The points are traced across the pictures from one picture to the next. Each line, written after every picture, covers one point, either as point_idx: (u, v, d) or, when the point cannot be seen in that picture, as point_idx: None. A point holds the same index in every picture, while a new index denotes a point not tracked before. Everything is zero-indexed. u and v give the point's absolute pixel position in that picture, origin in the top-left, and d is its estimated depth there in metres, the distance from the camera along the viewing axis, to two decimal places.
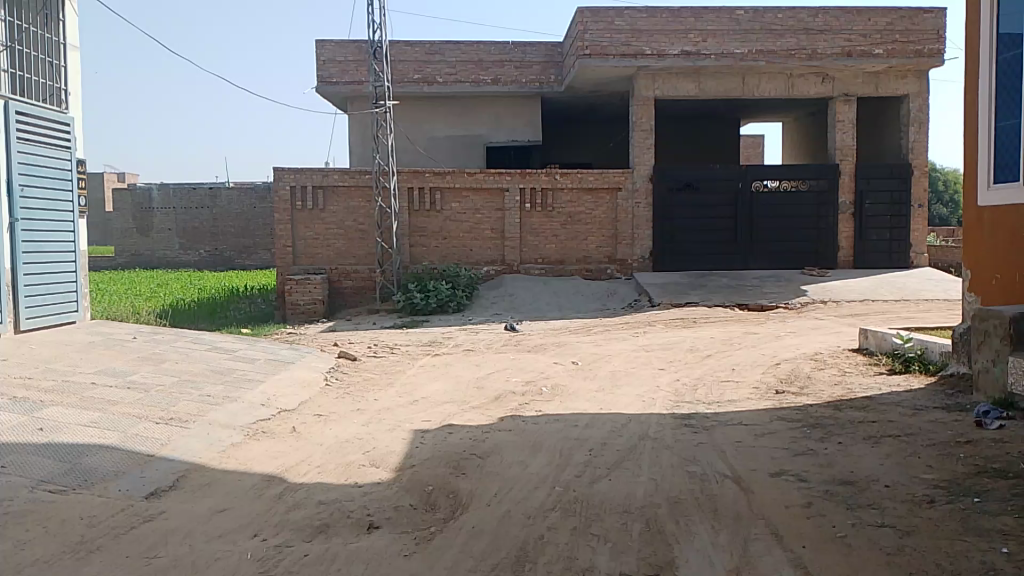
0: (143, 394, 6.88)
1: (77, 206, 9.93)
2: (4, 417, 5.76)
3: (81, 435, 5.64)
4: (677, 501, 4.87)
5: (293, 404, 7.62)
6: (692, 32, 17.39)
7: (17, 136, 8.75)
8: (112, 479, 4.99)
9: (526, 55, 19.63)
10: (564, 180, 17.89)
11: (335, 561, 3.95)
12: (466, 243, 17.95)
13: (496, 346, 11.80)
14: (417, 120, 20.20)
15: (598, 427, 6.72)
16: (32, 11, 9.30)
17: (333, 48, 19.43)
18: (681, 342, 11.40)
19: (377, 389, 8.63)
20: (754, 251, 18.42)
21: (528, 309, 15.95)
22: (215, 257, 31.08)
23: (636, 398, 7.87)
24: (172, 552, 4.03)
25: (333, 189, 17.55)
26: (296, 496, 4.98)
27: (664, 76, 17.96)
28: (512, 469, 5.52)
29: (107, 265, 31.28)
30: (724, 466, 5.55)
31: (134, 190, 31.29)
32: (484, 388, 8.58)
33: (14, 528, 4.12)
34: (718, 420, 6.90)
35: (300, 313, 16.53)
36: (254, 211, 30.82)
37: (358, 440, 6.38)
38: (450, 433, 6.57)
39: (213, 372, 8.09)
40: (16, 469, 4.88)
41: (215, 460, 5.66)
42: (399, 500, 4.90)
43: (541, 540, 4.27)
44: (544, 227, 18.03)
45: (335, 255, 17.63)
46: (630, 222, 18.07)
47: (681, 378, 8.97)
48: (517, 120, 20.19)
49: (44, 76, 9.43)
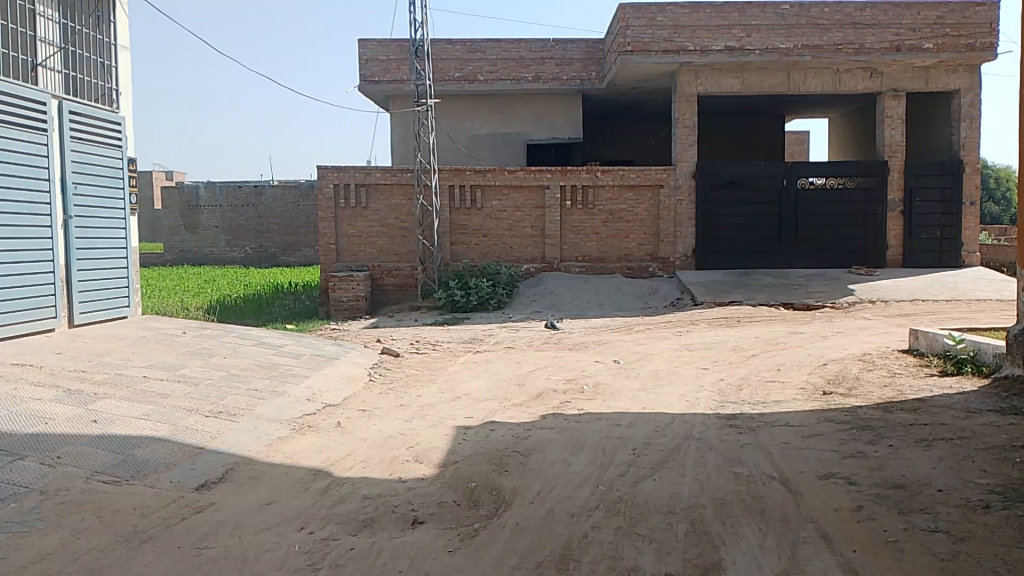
0: (193, 388, 7.02)
1: (129, 204, 10.17)
2: (60, 409, 5.91)
3: (134, 427, 5.77)
4: (723, 502, 4.80)
5: (338, 398, 7.72)
6: (736, 27, 17.15)
7: (70, 135, 8.97)
8: (164, 471, 5.09)
9: (567, 52, 19.59)
10: (605, 178, 17.81)
11: (379, 556, 3.97)
12: (506, 241, 17.95)
13: (537, 343, 11.80)
14: (458, 118, 20.25)
15: (641, 425, 6.67)
16: (86, 12, 9.51)
17: (375, 47, 19.61)
18: (725, 342, 11.27)
19: (420, 385, 8.68)
20: (799, 249, 18.10)
21: (568, 307, 15.91)
22: (260, 254, 31.62)
23: (679, 398, 7.80)
24: (222, 543, 4.09)
25: (375, 187, 17.70)
26: (341, 490, 5.03)
27: (706, 71, 17.70)
28: (554, 467, 5.50)
29: (157, 261, 31.94)
30: (770, 467, 5.47)
31: (182, 189, 31.89)
32: (526, 386, 8.57)
33: (71, 516, 4.23)
34: (764, 421, 6.80)
35: (342, 309, 16.73)
36: (298, 208, 31.28)
37: (402, 435, 6.43)
38: (493, 429, 6.58)
39: (260, 367, 8.22)
40: (71, 460, 5.00)
41: (263, 453, 5.75)
42: (442, 496, 4.92)
43: (585, 539, 4.25)
44: (585, 224, 17.96)
45: (377, 252, 17.78)
46: (672, 219, 17.90)
47: (725, 377, 8.86)
48: (559, 117, 20.15)
49: (95, 76, 9.64)
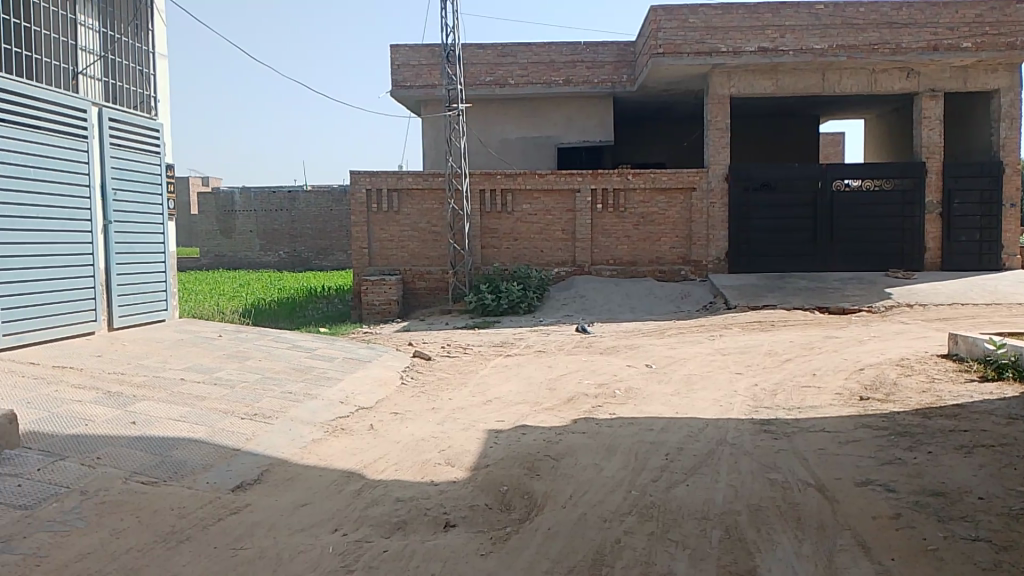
0: (229, 390, 7.13)
1: (167, 209, 10.35)
2: (100, 410, 6.03)
3: (172, 429, 5.87)
4: (758, 508, 4.75)
5: (370, 401, 7.77)
6: (769, 28, 17.00)
7: (110, 142, 9.16)
8: (200, 472, 5.17)
9: (597, 55, 19.56)
10: (636, 180, 17.72)
11: (412, 559, 3.98)
12: (537, 244, 17.94)
13: (568, 347, 11.78)
14: (489, 121, 20.30)
15: (674, 430, 6.62)
16: (125, 21, 9.71)
17: (407, 52, 19.76)
18: (759, 346, 11.15)
19: (452, 388, 8.70)
20: (834, 252, 17.85)
21: (599, 310, 15.85)
22: (294, 258, 32.00)
23: (712, 403, 7.73)
24: (257, 544, 4.14)
25: (407, 192, 17.81)
26: (375, 492, 5.07)
27: (739, 73, 17.55)
28: (586, 471, 5.48)
29: (194, 265, 32.46)
30: (806, 473, 5.40)
31: (218, 194, 32.38)
32: (557, 390, 8.55)
33: (110, 516, 4.31)
34: (799, 426, 6.72)
35: (374, 313, 16.85)
36: (331, 213, 31.60)
37: (434, 438, 6.45)
38: (525, 433, 6.58)
39: (294, 369, 8.31)
40: (110, 461, 5.10)
41: (297, 455, 5.81)
42: (474, 499, 4.92)
43: (617, 544, 4.22)
44: (617, 227, 17.88)
45: (409, 255, 17.88)
46: (704, 222, 17.75)
47: (759, 382, 8.76)
48: (590, 120, 20.11)
49: (135, 84, 9.84)
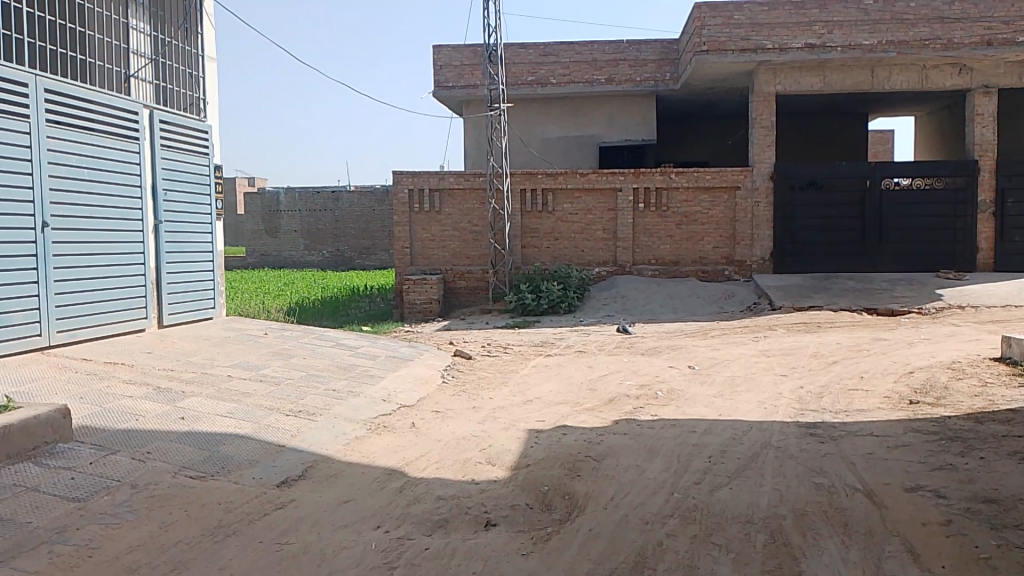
0: (275, 387, 7.24)
1: (215, 210, 10.56)
2: (150, 406, 6.17)
3: (219, 425, 5.98)
4: (803, 513, 4.66)
5: (412, 399, 7.82)
6: (816, 24, 16.69)
7: (161, 144, 9.37)
8: (247, 468, 5.26)
9: (640, 53, 19.43)
10: (680, 179, 17.56)
11: (453, 557, 3.99)
12: (578, 244, 17.88)
13: (609, 347, 11.72)
14: (531, 121, 20.29)
15: (718, 433, 6.54)
16: (175, 25, 9.92)
17: (449, 53, 19.87)
18: (805, 348, 10.96)
19: (492, 387, 8.72)
20: (882, 253, 17.45)
21: (640, 311, 15.75)
22: (337, 257, 32.39)
23: (756, 405, 7.61)
24: (302, 539, 4.20)
25: (449, 192, 17.91)
26: (416, 490, 5.09)
27: (785, 70, 17.28)
28: (628, 473, 5.45)
29: (240, 264, 33.06)
30: (854, 478, 5.28)
31: (264, 195, 32.92)
32: (598, 390, 8.51)
33: (159, 510, 4.40)
34: (847, 430, 6.58)
35: (416, 312, 16.98)
36: (373, 213, 31.94)
37: (475, 437, 6.47)
38: (565, 433, 6.56)
39: (338, 367, 8.41)
40: (159, 455, 5.22)
41: (341, 452, 5.87)
42: (515, 499, 4.92)
43: (659, 546, 4.18)
44: (659, 227, 17.74)
45: (450, 255, 17.97)
46: (749, 221, 17.50)
47: (804, 385, 8.59)
48: (632, 119, 19.98)
49: (184, 86, 10.05)
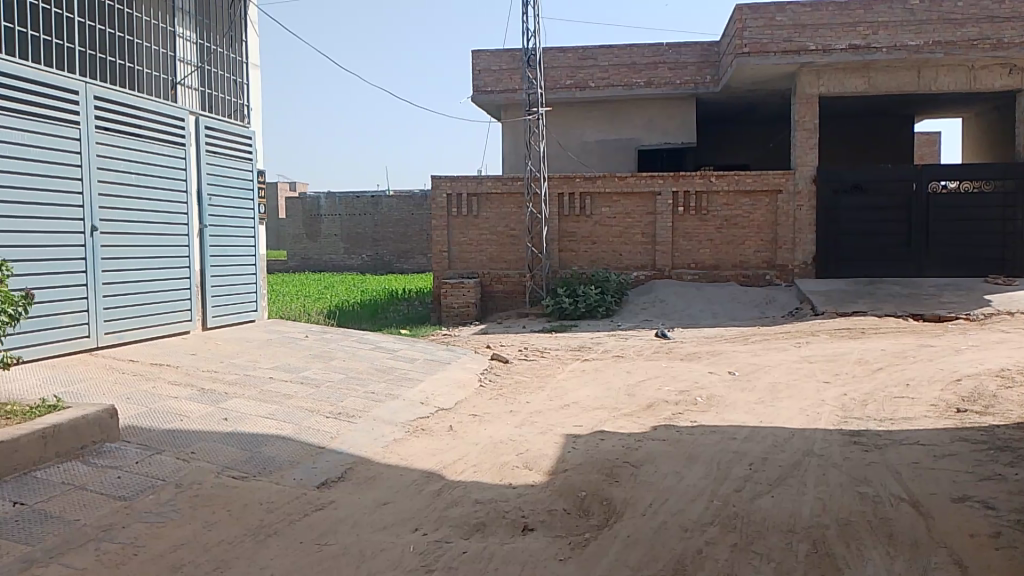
0: (315, 389, 7.32)
1: (258, 214, 10.72)
2: (195, 406, 6.29)
3: (260, 426, 6.07)
4: (847, 523, 4.57)
5: (449, 403, 7.84)
6: (861, 25, 16.41)
7: (206, 150, 9.55)
8: (287, 469, 5.33)
9: (680, 56, 19.27)
10: (720, 183, 17.37)
11: (491, 561, 4.00)
12: (616, 247, 17.79)
13: (647, 353, 11.62)
14: (569, 124, 20.26)
15: (758, 440, 6.45)
16: (220, 33, 10.08)
17: (488, 57, 19.96)
18: (849, 354, 10.75)
19: (530, 392, 8.71)
20: (929, 257, 17.05)
21: (679, 316, 15.60)
22: (376, 261, 32.67)
23: (798, 413, 7.48)
24: (341, 540, 4.24)
25: (487, 196, 17.97)
26: (454, 493, 5.11)
27: (829, 72, 16.98)
28: (667, 479, 5.40)
29: (282, 268, 33.51)
30: (899, 488, 5.16)
31: (305, 199, 33.33)
32: (636, 396, 8.45)
33: (203, 509, 4.48)
34: (893, 438, 6.44)
35: (453, 315, 17.06)
36: (412, 218, 32.20)
37: (512, 441, 6.47)
38: (603, 439, 6.52)
39: (377, 370, 8.48)
40: (202, 455, 5.31)
41: (379, 455, 5.92)
42: (552, 504, 4.90)
43: (699, 555, 4.13)
44: (699, 231, 17.57)
45: (487, 259, 18.01)
46: (791, 225, 17.23)
47: (848, 392, 8.43)
48: (671, 122, 19.85)
49: (228, 93, 10.23)
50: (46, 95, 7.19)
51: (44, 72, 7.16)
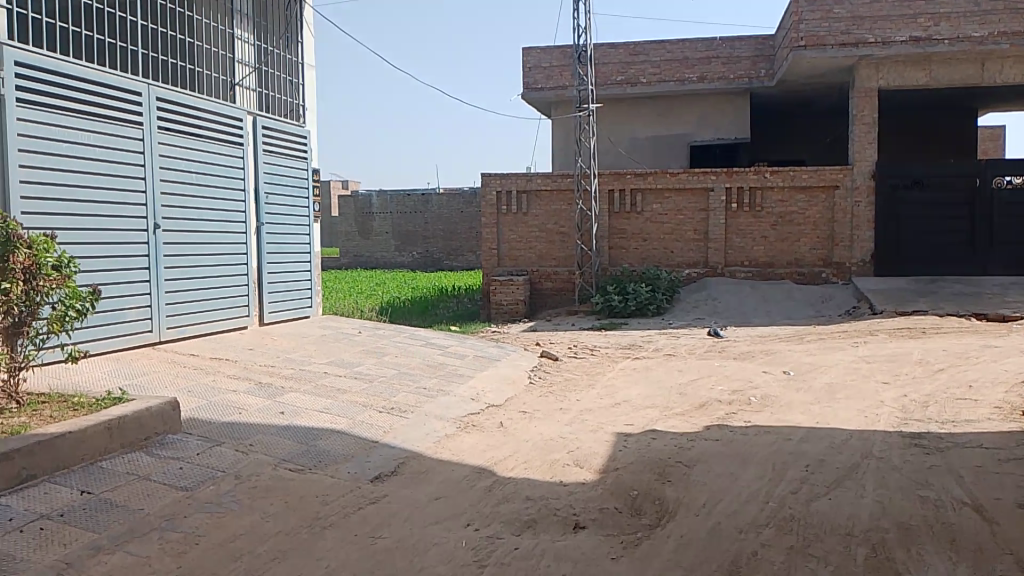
0: (368, 385, 7.43)
1: (313, 212, 10.90)
2: (253, 400, 6.44)
3: (316, 420, 6.19)
4: (907, 527, 4.45)
5: (500, 399, 7.87)
6: (922, 16, 15.90)
7: (263, 149, 9.76)
8: (343, 462, 5.42)
9: (734, 50, 18.97)
10: (774, 179, 17.06)
11: (543, 558, 4.00)
12: (667, 244, 17.61)
13: (699, 351, 11.47)
14: (619, 121, 20.13)
15: (815, 441, 6.32)
16: (277, 34, 10.27)
17: (539, 54, 19.94)
18: (908, 354, 10.46)
19: (580, 389, 8.69)
20: (993, 256, 16.54)
21: (732, 314, 15.38)
22: (427, 258, 32.93)
23: (857, 414, 7.31)
24: (395, 534, 4.29)
25: (536, 193, 17.97)
26: (505, 489, 5.13)
27: (889, 64, 16.56)
28: (720, 479, 5.33)
29: (334, 265, 34.03)
30: (962, 492, 5.01)
31: (357, 197, 33.77)
32: (688, 394, 8.36)
33: (261, 500, 4.59)
34: (955, 441, 6.25)
35: (503, 312, 17.11)
36: (462, 215, 32.38)
37: (563, 439, 6.47)
38: (655, 438, 6.47)
39: (428, 366, 8.57)
40: (261, 448, 5.44)
41: (431, 450, 5.97)
42: (604, 502, 4.89)
43: (754, 556, 4.08)
44: (752, 228, 17.28)
45: (536, 256, 18.00)
46: (849, 222, 16.82)
47: (908, 393, 8.20)
48: (724, 117, 19.56)
49: (286, 94, 10.44)
50: (110, 97, 7.43)
51: (110, 74, 7.41)
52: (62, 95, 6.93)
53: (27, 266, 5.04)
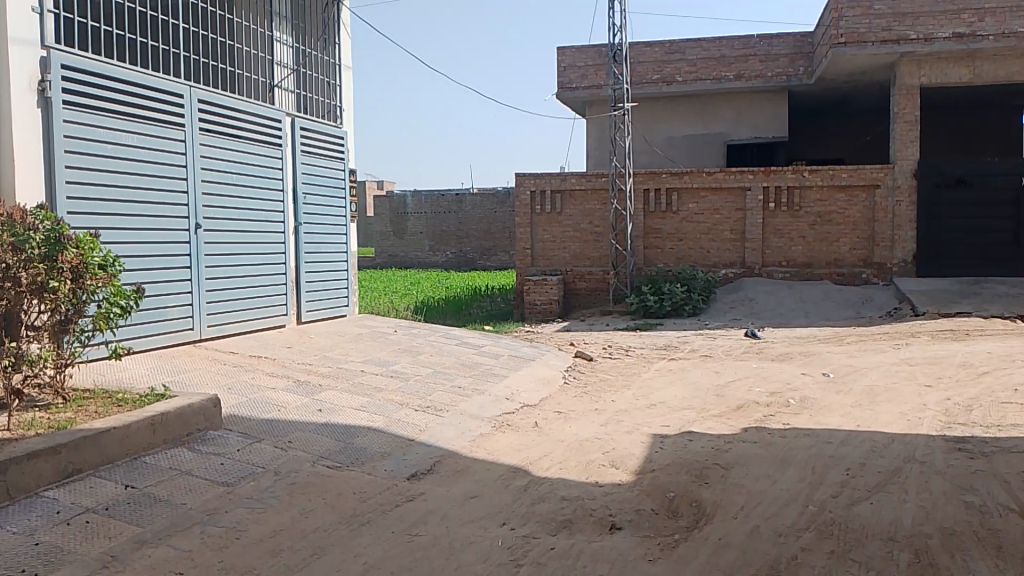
0: (404, 383, 7.47)
1: (349, 212, 11.00)
2: (291, 397, 6.51)
3: (353, 418, 6.24)
4: (952, 533, 4.35)
5: (535, 399, 7.87)
6: (966, 12, 15.58)
7: (301, 149, 9.87)
8: (380, 460, 5.46)
9: (772, 47, 18.73)
10: (813, 178, 16.80)
11: (580, 558, 3.99)
12: (703, 244, 17.44)
13: (736, 352, 11.35)
14: (655, 120, 19.98)
15: (856, 445, 6.21)
16: (315, 36, 10.38)
17: (574, 54, 19.88)
18: (952, 357, 10.23)
19: (616, 390, 8.65)
20: None
21: (770, 315, 15.18)
22: (460, 258, 33.04)
23: (899, 417, 7.16)
24: (431, 532, 4.31)
25: (571, 193, 17.92)
26: (540, 489, 5.12)
27: (931, 61, 16.24)
28: (759, 482, 5.26)
29: (370, 265, 34.31)
30: (1008, 498, 4.88)
31: (392, 197, 34.02)
32: (725, 396, 8.27)
33: (300, 496, 4.64)
34: (1000, 446, 6.11)
35: (536, 312, 17.09)
36: (496, 215, 32.44)
37: (598, 439, 6.44)
38: (692, 440, 6.41)
39: (463, 365, 8.60)
40: (300, 445, 5.49)
41: (467, 448, 5.99)
42: (640, 504, 4.85)
43: (794, 560, 4.02)
44: (790, 227, 17.05)
45: (571, 256, 17.95)
46: (890, 222, 16.50)
47: (952, 397, 8.02)
48: (762, 115, 19.32)
49: (323, 95, 10.55)
50: (153, 99, 7.56)
51: (151, 76, 7.54)
52: (105, 97, 7.06)
53: (75, 265, 5.16)
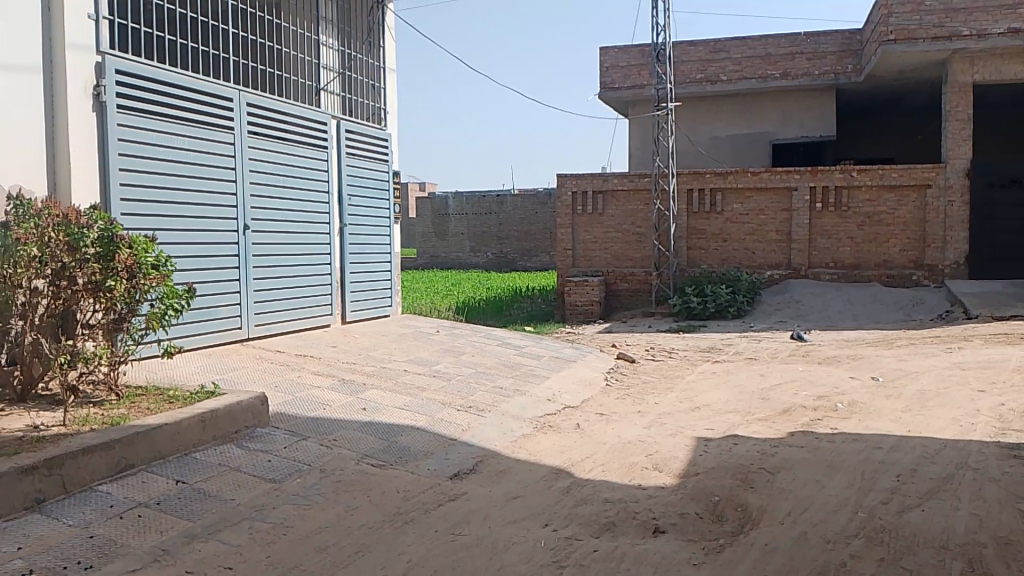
0: (446, 383, 7.51)
1: (393, 213, 11.10)
2: (335, 396, 6.59)
3: (396, 417, 6.28)
4: (1008, 542, 4.22)
5: (576, 400, 7.84)
6: (1022, 7, 15.14)
7: (346, 151, 10.00)
8: (423, 459, 5.50)
9: (819, 45, 18.41)
10: (862, 177, 16.46)
11: (623, 561, 3.97)
12: (748, 245, 17.21)
13: (781, 355, 11.17)
14: (698, 120, 19.78)
15: (906, 450, 6.06)
16: (360, 39, 10.49)
17: (616, 54, 19.79)
18: (1006, 361, 9.93)
19: (658, 393, 8.58)
20: None
21: (817, 318, 14.91)
22: (500, 259, 33.11)
23: (951, 423, 6.98)
24: (474, 531, 4.33)
25: (613, 193, 17.84)
26: (583, 491, 5.10)
27: (985, 58, 15.82)
28: (806, 487, 5.17)
29: (412, 265, 34.60)
30: None
31: (434, 198, 34.26)
32: (771, 399, 8.14)
33: (345, 494, 4.69)
34: None
35: (577, 313, 17.05)
36: (537, 216, 32.42)
37: (641, 442, 6.39)
38: (737, 443, 6.32)
39: (504, 366, 8.61)
40: (345, 443, 5.56)
41: (509, 449, 6.00)
42: (684, 507, 4.80)
43: (843, 568, 3.94)
44: (838, 228, 16.73)
45: (612, 257, 17.86)
46: (942, 222, 16.09)
47: (1006, 402, 7.79)
48: (809, 114, 19.01)
49: (368, 97, 10.67)
50: (203, 102, 7.71)
51: (202, 81, 7.69)
52: (156, 100, 7.22)
53: (129, 264, 5.27)
